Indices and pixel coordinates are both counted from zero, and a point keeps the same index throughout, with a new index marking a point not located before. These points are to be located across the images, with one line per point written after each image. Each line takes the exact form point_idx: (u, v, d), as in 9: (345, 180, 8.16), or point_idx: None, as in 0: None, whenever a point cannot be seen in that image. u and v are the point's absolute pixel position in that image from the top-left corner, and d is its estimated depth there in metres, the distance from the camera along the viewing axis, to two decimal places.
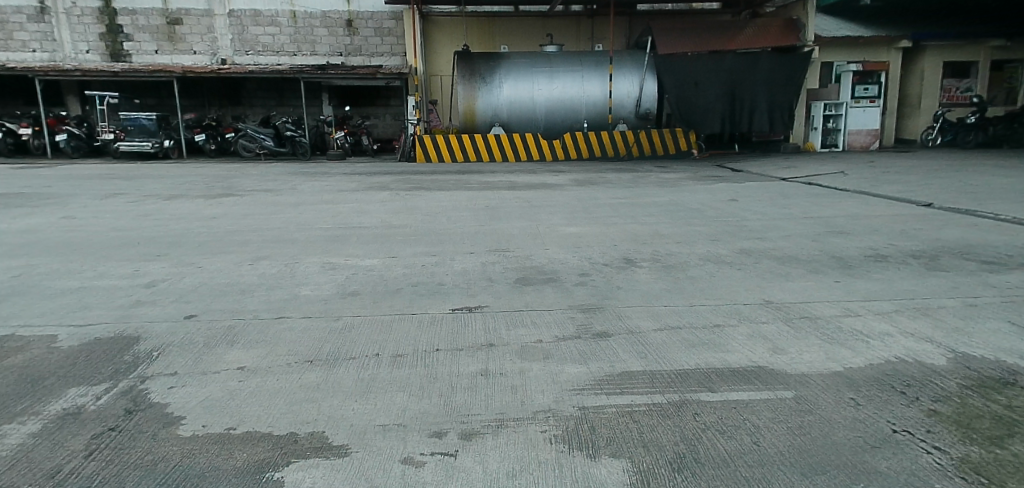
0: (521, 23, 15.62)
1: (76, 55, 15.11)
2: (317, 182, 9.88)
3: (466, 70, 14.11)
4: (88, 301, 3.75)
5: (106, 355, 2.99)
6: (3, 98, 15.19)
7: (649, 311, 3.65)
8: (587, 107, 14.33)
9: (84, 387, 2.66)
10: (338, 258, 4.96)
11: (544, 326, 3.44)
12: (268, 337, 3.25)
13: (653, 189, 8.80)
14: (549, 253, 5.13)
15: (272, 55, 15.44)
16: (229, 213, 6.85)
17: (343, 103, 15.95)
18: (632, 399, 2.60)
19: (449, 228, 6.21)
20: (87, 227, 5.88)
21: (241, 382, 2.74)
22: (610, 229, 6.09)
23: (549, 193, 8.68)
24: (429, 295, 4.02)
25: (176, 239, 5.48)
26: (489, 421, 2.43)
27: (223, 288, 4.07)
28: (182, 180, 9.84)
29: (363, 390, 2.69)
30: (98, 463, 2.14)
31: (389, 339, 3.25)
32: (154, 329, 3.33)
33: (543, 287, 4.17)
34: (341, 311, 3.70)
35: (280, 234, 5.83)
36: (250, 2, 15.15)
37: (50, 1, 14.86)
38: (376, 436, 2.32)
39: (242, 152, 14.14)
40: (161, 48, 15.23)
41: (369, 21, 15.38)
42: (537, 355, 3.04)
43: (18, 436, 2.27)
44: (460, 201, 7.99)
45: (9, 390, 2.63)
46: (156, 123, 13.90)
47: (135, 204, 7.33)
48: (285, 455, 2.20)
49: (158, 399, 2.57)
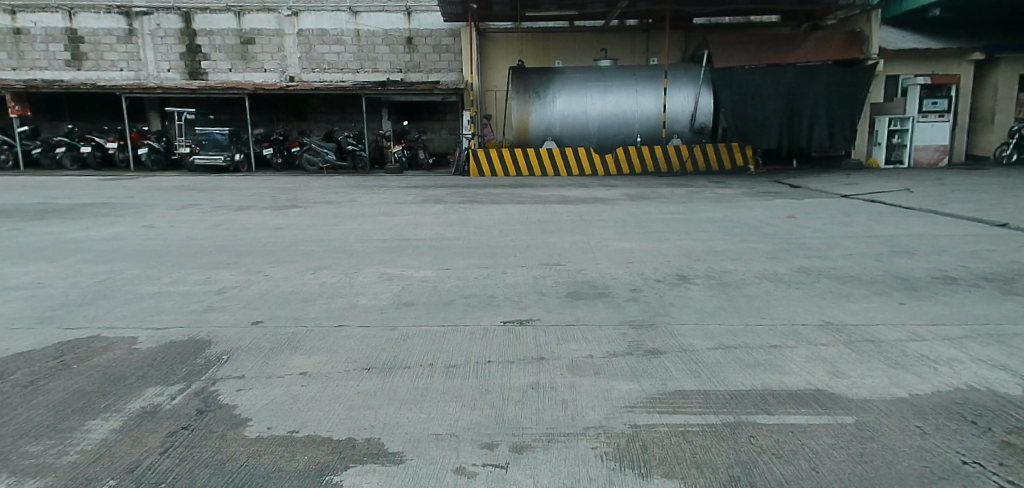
0: (576, 37, 15.71)
1: (158, 74, 16.05)
2: (377, 195, 10.17)
3: (521, 84, 14.27)
4: (164, 306, 3.97)
5: (181, 357, 3.17)
6: (93, 113, 16.26)
7: (703, 330, 3.60)
8: (640, 120, 14.25)
9: (161, 387, 2.82)
10: (395, 269, 5.09)
11: (595, 341, 3.44)
12: (330, 344, 3.38)
13: (708, 205, 8.68)
14: (601, 267, 5.14)
15: (337, 72, 16.00)
16: (293, 224, 7.13)
17: (401, 118, 16.34)
18: (684, 419, 2.58)
19: (502, 241, 6.28)
20: (163, 236, 6.22)
21: (303, 387, 2.85)
22: (663, 245, 6.04)
23: (601, 207, 8.66)
24: (481, 307, 4.08)
25: (245, 248, 5.74)
26: (540, 435, 2.45)
27: (287, 296, 4.25)
28: (251, 192, 10.29)
29: (418, 399, 2.75)
30: (173, 459, 2.26)
31: (442, 350, 3.33)
32: (224, 333, 3.51)
33: (594, 302, 4.18)
34: (397, 320, 3.80)
35: (341, 245, 6.03)
36: (318, 21, 15.75)
37: (138, 23, 15.83)
38: (430, 445, 2.37)
39: (306, 165, 14.69)
40: (234, 67, 16.00)
41: (428, 38, 15.75)
42: (588, 371, 3.05)
43: (101, 432, 2.43)
44: (513, 214, 8.06)
45: (95, 387, 2.82)
46: (229, 138, 14.60)
47: (208, 214, 7.73)
48: (344, 460, 2.27)
49: (227, 401, 2.70)
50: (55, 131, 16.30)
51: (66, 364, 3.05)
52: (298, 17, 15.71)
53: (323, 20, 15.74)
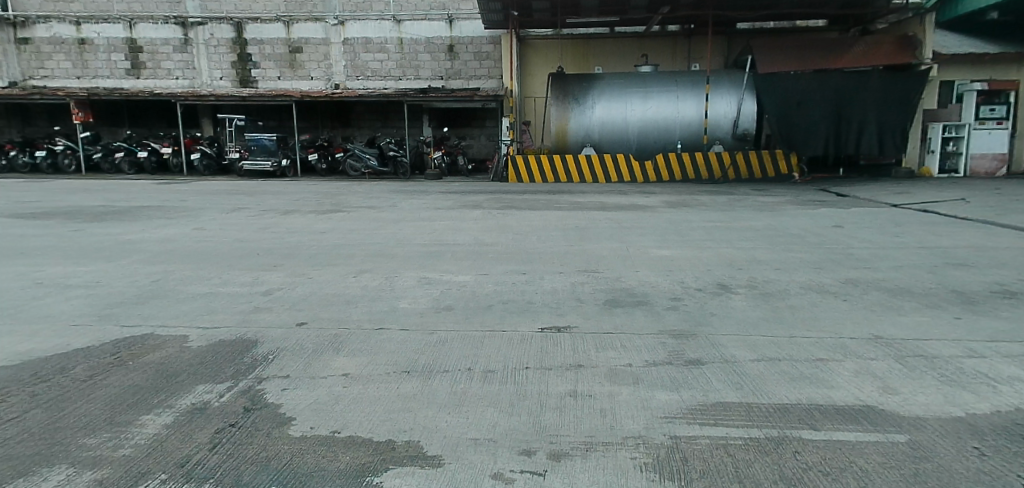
0: (617, 44, 15.64)
1: (211, 82, 16.59)
2: (417, 200, 10.31)
3: (560, 91, 14.24)
4: (213, 306, 4.10)
5: (229, 356, 3.26)
6: (149, 119, 16.90)
7: (746, 341, 3.52)
8: (681, 127, 14.08)
9: (209, 384, 2.91)
10: (434, 273, 5.14)
11: (634, 350, 3.40)
12: (371, 347, 3.43)
13: (750, 213, 8.52)
14: (640, 275, 5.09)
15: (380, 80, 16.31)
16: (335, 228, 7.28)
17: (441, 124, 16.52)
18: (726, 432, 2.53)
19: (540, 247, 6.28)
20: (213, 238, 6.43)
21: (345, 388, 2.90)
22: (704, 253, 5.96)
23: (640, 214, 8.59)
24: (519, 313, 4.09)
25: (290, 251, 5.88)
26: (578, 443, 2.44)
27: (330, 299, 4.33)
28: (296, 196, 10.55)
29: (456, 403, 2.77)
30: (220, 456, 2.33)
31: (480, 355, 3.34)
32: (270, 333, 3.60)
33: (633, 310, 4.14)
34: (436, 325, 3.83)
35: (381, 248, 6.13)
36: (362, 30, 16.07)
37: (192, 33, 16.37)
38: (468, 450, 2.38)
39: (349, 171, 14.99)
40: (282, 74, 16.45)
41: (468, 46, 15.91)
42: (627, 379, 3.02)
43: (154, 427, 2.52)
44: (552, 220, 8.05)
45: (148, 383, 2.93)
46: (276, 143, 15.03)
47: (255, 217, 7.94)
48: (384, 462, 2.30)
49: (272, 400, 2.77)
50: (115, 137, 17.00)
51: (121, 359, 3.18)
52: (344, 26, 16.06)
53: (368, 29, 16.06)
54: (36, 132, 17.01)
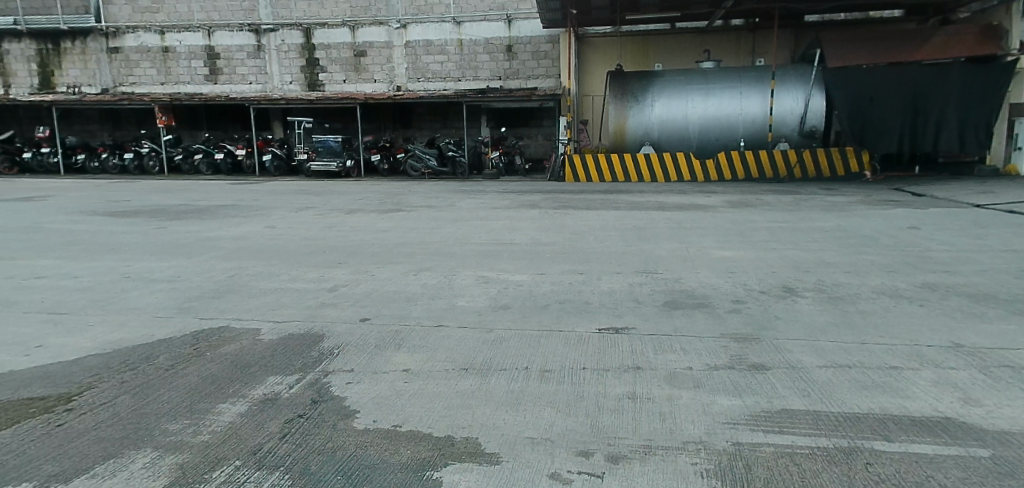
0: (678, 40, 15.34)
1: (282, 86, 17.25)
2: (474, 199, 10.42)
3: (619, 88, 14.06)
4: (283, 301, 4.27)
5: (298, 349, 3.40)
6: (225, 122, 17.72)
7: (813, 346, 3.41)
8: (744, 124, 13.70)
9: (280, 376, 3.04)
10: (491, 272, 5.20)
11: (694, 353, 3.34)
12: (431, 343, 3.50)
13: (817, 213, 8.20)
14: (700, 277, 4.99)
15: (440, 81, 16.58)
16: (397, 227, 7.45)
17: (499, 124, 16.63)
18: (793, 440, 2.45)
19: (597, 247, 6.25)
20: (283, 236, 6.70)
21: (406, 383, 2.98)
22: (768, 254, 5.78)
23: (701, 214, 8.41)
24: (576, 313, 4.08)
25: (355, 249, 6.06)
26: (637, 446, 2.42)
27: (392, 296, 4.44)
28: (358, 196, 10.85)
29: (514, 402, 2.79)
30: (290, 445, 2.43)
31: (538, 354, 3.35)
32: (336, 328, 3.72)
33: (693, 312, 4.06)
34: (494, 323, 3.88)
35: (441, 247, 6.23)
36: (424, 33, 16.38)
37: (265, 39, 17.05)
38: (526, 448, 2.41)
39: (409, 171, 15.32)
40: (348, 78, 16.94)
41: (527, 46, 15.95)
42: (687, 383, 2.97)
43: (230, 415, 2.65)
44: (610, 220, 7.98)
45: (225, 373, 3.08)
46: (342, 145, 15.51)
47: (321, 216, 8.22)
48: (443, 457, 2.35)
49: (338, 393, 2.87)
50: (194, 139, 17.91)
51: (199, 350, 3.36)
52: (406, 29, 16.40)
53: (429, 31, 16.35)
54: (124, 135, 18.12)
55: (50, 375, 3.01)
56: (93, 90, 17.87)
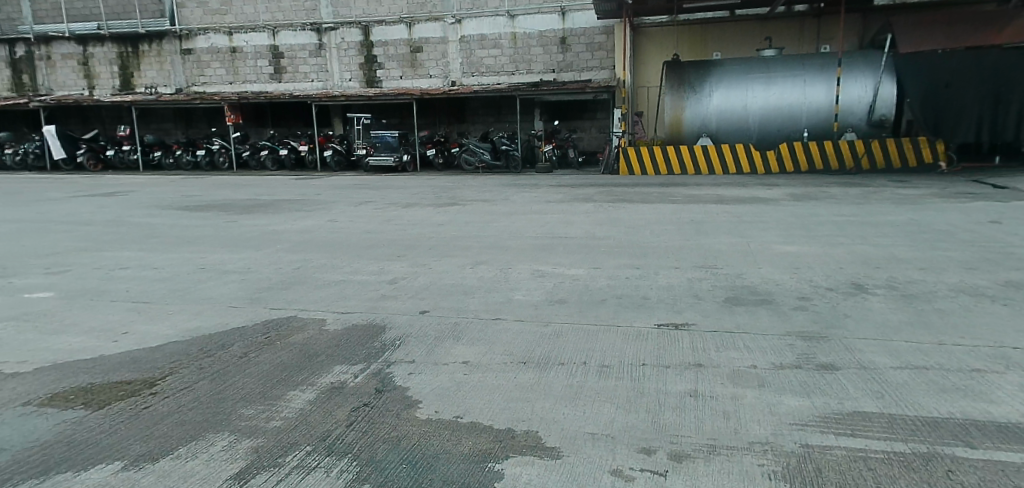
0: (738, 28, 14.89)
1: (341, 83, 17.67)
2: (528, 193, 10.43)
3: (676, 79, 13.79)
4: (346, 293, 4.40)
5: (361, 339, 3.50)
6: (289, 120, 18.32)
7: (885, 346, 3.27)
8: (807, 114, 13.20)
9: (346, 365, 3.14)
10: (547, 266, 5.19)
11: (758, 351, 3.25)
12: (489, 336, 3.54)
13: (887, 207, 7.82)
14: (763, 272, 4.84)
15: (494, 75, 16.64)
16: (452, 220, 7.54)
17: (553, 118, 16.58)
18: (865, 444, 2.35)
19: (654, 242, 6.15)
20: (344, 229, 6.88)
21: (466, 375, 3.02)
22: (835, 250, 5.56)
23: (762, 207, 8.16)
24: (634, 307, 4.04)
25: (413, 242, 6.17)
26: (700, 446, 2.37)
27: (450, 288, 4.51)
28: (416, 190, 11.03)
29: (574, 396, 2.79)
30: (357, 432, 2.50)
31: (596, 349, 3.33)
32: (396, 320, 3.81)
33: (756, 309, 3.95)
34: (551, 317, 3.88)
35: (496, 241, 6.27)
36: (478, 27, 16.45)
37: (326, 38, 17.48)
38: (586, 444, 2.40)
39: (465, 165, 15.46)
40: (404, 74, 17.21)
41: (581, 37, 15.83)
42: (751, 381, 2.90)
43: (300, 402, 2.75)
44: (667, 214, 7.84)
45: (294, 361, 3.20)
46: (398, 140, 15.78)
47: (380, 210, 8.41)
48: (504, 449, 2.37)
49: (401, 383, 2.93)
50: (260, 136, 18.59)
51: (270, 339, 3.50)
52: (461, 24, 16.54)
53: (483, 25, 16.41)
54: (197, 133, 18.98)
55: (135, 360, 3.19)
56: (168, 90, 18.75)
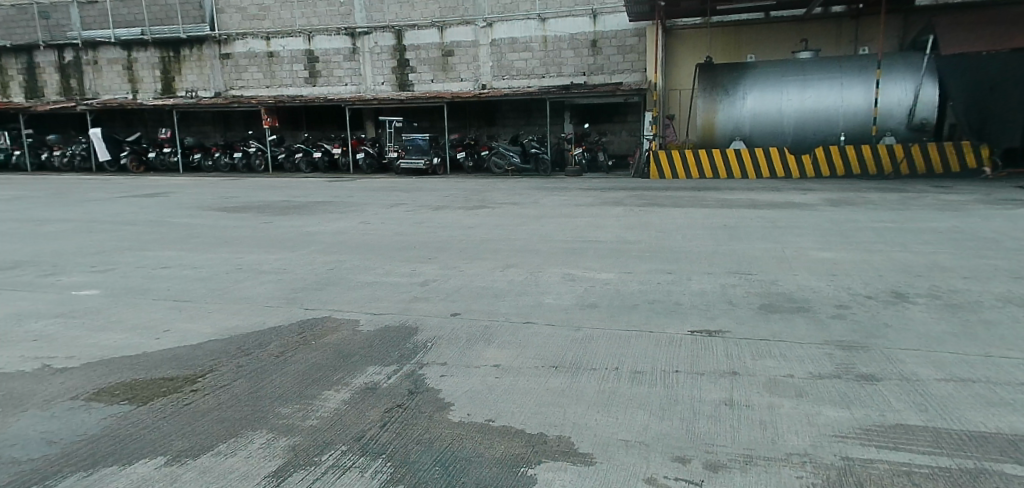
0: (773, 29, 14.65)
1: (374, 86, 17.89)
2: (558, 196, 10.40)
3: (709, 81, 13.61)
4: (378, 294, 4.45)
5: (394, 341, 3.53)
6: (323, 123, 18.63)
7: (929, 357, 3.17)
8: (844, 117, 12.92)
9: (379, 366, 3.17)
10: (577, 270, 5.17)
11: (795, 360, 3.19)
12: (520, 340, 3.54)
13: (928, 213, 7.60)
14: (799, 279, 4.75)
15: (524, 78, 16.66)
16: (482, 223, 7.57)
17: (583, 121, 16.53)
18: (910, 458, 2.29)
19: (686, 246, 6.08)
20: (376, 231, 6.95)
21: (497, 378, 3.02)
22: (874, 257, 5.42)
23: (797, 212, 8.00)
24: (666, 313, 4.00)
25: (443, 245, 6.20)
26: (736, 456, 2.33)
27: (481, 291, 4.52)
28: (446, 193, 11.11)
29: (606, 402, 2.77)
30: (390, 433, 2.52)
31: (628, 355, 3.30)
32: (428, 322, 3.83)
33: (792, 316, 3.87)
34: (582, 321, 3.86)
35: (526, 244, 6.27)
36: (509, 30, 16.50)
37: (360, 42, 17.73)
38: (619, 451, 2.38)
39: (494, 168, 15.50)
40: (435, 77, 17.35)
41: (612, 40, 15.76)
42: (788, 391, 2.84)
43: (335, 402, 2.79)
44: (699, 218, 7.74)
45: (328, 362, 3.24)
46: (429, 143, 15.91)
47: (412, 212, 8.48)
48: (537, 454, 2.36)
49: (433, 385, 2.95)
50: (295, 139, 18.91)
51: (306, 339, 3.55)
52: (492, 27, 16.59)
53: (514, 29, 16.46)
54: (234, 136, 19.41)
55: (176, 358, 3.27)
56: (208, 94, 19.22)
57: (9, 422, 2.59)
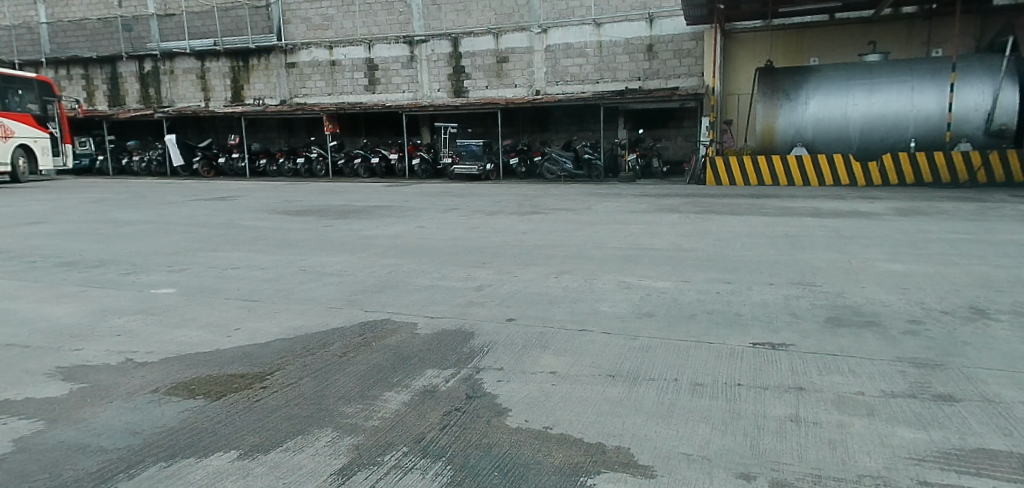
0: (838, 32, 14.16)
1: (431, 93, 18.19)
2: (611, 203, 10.33)
3: (771, 85, 13.28)
4: (435, 298, 4.51)
5: (451, 345, 3.58)
6: (382, 130, 19.09)
7: (1013, 378, 2.98)
8: (915, 122, 12.37)
9: (437, 369, 3.22)
10: (633, 278, 5.11)
11: (865, 377, 3.06)
12: (576, 347, 3.52)
13: (1009, 224, 7.17)
14: (866, 292, 4.56)
15: (579, 84, 16.63)
16: (536, 229, 7.59)
17: (637, 126, 16.35)
18: (994, 485, 2.15)
19: (745, 255, 5.93)
20: (431, 236, 7.07)
21: (554, 385, 3.02)
22: (948, 269, 5.15)
23: (864, 221, 7.68)
24: (726, 324, 3.90)
25: (498, 250, 6.25)
26: (804, 475, 2.25)
27: (535, 297, 4.52)
28: (499, 198, 11.19)
29: (666, 414, 2.73)
30: (449, 437, 2.55)
31: (687, 366, 3.25)
32: (483, 327, 3.86)
33: (861, 331, 3.72)
34: (638, 330, 3.81)
35: (580, 250, 6.24)
36: (564, 36, 16.53)
37: (418, 50, 18.07)
38: (681, 464, 2.33)
39: (546, 174, 15.49)
40: (490, 84, 17.47)
41: (669, 44, 15.58)
42: (858, 410, 2.73)
43: (395, 403, 2.84)
44: (758, 227, 7.53)
45: (388, 363, 3.31)
46: (483, 149, 16.00)
47: (466, 217, 8.58)
48: (596, 464, 2.34)
49: (490, 390, 2.98)
50: (354, 145, 19.41)
51: (366, 340, 3.64)
52: (547, 34, 16.66)
53: (570, 34, 16.48)
54: (297, 142, 20.09)
55: (246, 355, 3.41)
56: (273, 101, 19.94)
57: (96, 412, 2.75)
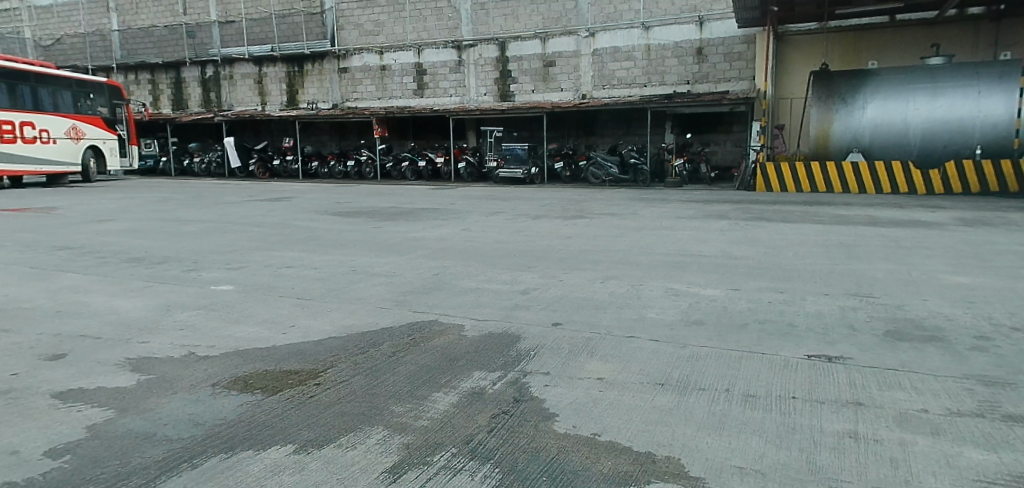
0: (899, 34, 13.66)
1: (477, 97, 18.30)
2: (658, 208, 10.21)
3: (826, 89, 12.79)
4: (481, 300, 4.54)
5: (498, 347, 3.59)
6: (429, 133, 19.32)
7: None
8: (981, 128, 11.85)
9: (484, 372, 3.24)
10: (681, 285, 5.03)
11: (928, 394, 2.93)
12: (624, 354, 3.49)
13: None
14: (928, 305, 4.37)
15: (625, 88, 16.50)
16: (581, 233, 7.55)
17: (686, 130, 16.09)
18: None
19: (798, 263, 5.77)
20: (477, 238, 7.12)
21: (602, 392, 3.00)
22: (1018, 283, 4.89)
23: (925, 231, 7.36)
24: (779, 335, 3.80)
25: (544, 254, 6.26)
26: None
27: (582, 302, 4.51)
28: (544, 202, 11.20)
29: (717, 426, 2.67)
30: (497, 440, 2.56)
31: (739, 376, 3.18)
32: (529, 331, 3.86)
33: (924, 346, 3.56)
34: (687, 338, 3.75)
35: (627, 256, 6.19)
36: (612, 40, 16.45)
37: (465, 55, 18.22)
38: (733, 477, 2.28)
39: (591, 179, 15.44)
40: (536, 88, 17.50)
41: (719, 47, 15.31)
42: (922, 428, 2.62)
43: (444, 403, 2.88)
44: (812, 235, 7.31)
45: (435, 364, 3.35)
46: (528, 153, 16.00)
47: (511, 221, 8.60)
48: (646, 474, 2.31)
49: (537, 393, 2.98)
50: (402, 148, 19.73)
51: (415, 341, 3.69)
52: (594, 37, 16.60)
53: (618, 38, 16.39)
54: (348, 144, 20.55)
55: (300, 352, 3.50)
56: (326, 105, 20.44)
57: (161, 403, 2.86)
